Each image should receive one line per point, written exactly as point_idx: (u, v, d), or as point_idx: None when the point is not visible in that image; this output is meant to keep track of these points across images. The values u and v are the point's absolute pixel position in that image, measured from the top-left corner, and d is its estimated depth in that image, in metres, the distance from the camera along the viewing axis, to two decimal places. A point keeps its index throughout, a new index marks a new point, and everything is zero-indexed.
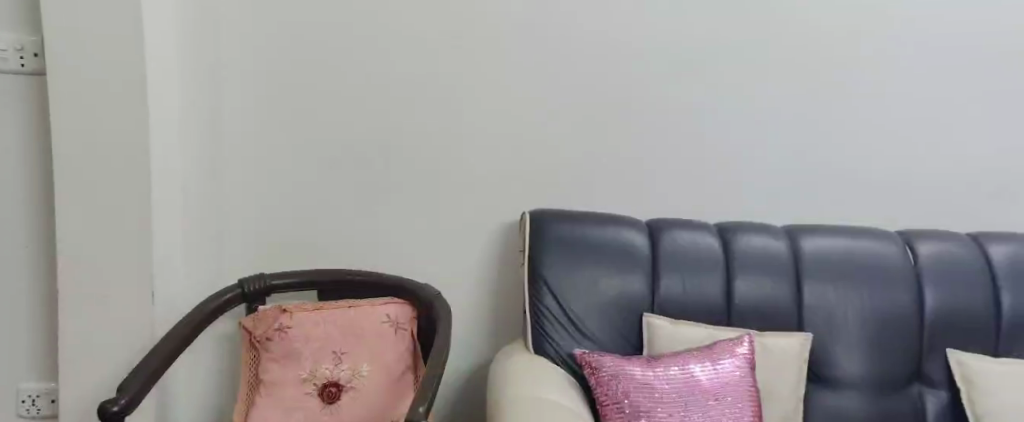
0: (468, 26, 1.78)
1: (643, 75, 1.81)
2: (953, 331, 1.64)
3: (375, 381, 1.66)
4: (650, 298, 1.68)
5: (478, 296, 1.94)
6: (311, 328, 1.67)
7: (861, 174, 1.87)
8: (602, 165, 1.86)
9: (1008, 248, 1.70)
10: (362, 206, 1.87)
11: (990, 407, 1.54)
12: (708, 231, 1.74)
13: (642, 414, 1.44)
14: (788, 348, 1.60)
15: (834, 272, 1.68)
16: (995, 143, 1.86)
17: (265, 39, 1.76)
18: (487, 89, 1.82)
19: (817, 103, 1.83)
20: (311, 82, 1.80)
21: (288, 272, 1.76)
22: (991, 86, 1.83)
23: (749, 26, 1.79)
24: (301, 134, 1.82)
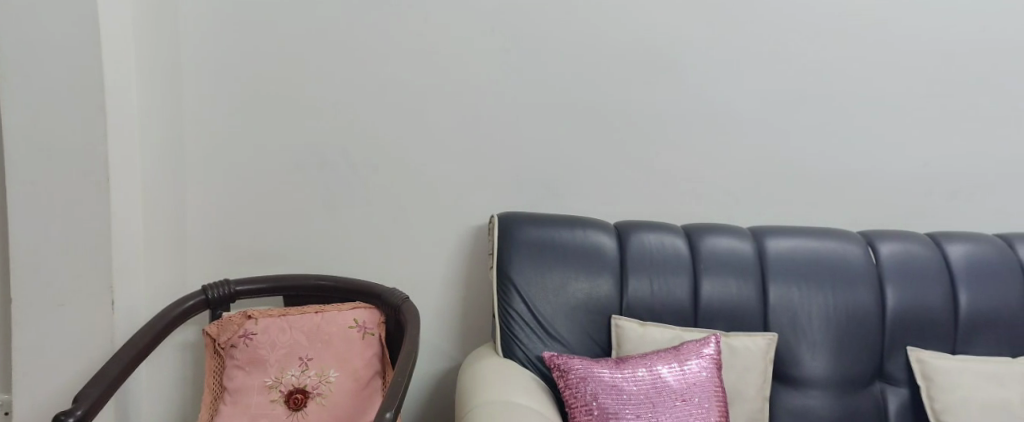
0: (436, 29, 1.78)
1: (611, 79, 1.83)
2: (913, 330, 1.67)
3: (343, 387, 1.65)
4: (618, 300, 1.69)
5: (447, 300, 1.93)
6: (277, 335, 1.66)
7: (825, 176, 1.90)
8: (570, 168, 1.87)
9: (966, 247, 1.73)
10: (329, 210, 1.85)
11: (948, 404, 1.58)
12: (675, 233, 1.75)
13: (610, 416, 1.44)
14: (753, 348, 1.62)
15: (798, 272, 1.70)
16: (954, 145, 1.90)
17: (230, 41, 1.74)
18: (455, 92, 1.81)
19: (780, 106, 1.85)
20: (277, 85, 1.78)
21: (253, 278, 1.73)
22: (948, 89, 1.87)
23: (715, 30, 1.81)
24: (267, 137, 1.80)
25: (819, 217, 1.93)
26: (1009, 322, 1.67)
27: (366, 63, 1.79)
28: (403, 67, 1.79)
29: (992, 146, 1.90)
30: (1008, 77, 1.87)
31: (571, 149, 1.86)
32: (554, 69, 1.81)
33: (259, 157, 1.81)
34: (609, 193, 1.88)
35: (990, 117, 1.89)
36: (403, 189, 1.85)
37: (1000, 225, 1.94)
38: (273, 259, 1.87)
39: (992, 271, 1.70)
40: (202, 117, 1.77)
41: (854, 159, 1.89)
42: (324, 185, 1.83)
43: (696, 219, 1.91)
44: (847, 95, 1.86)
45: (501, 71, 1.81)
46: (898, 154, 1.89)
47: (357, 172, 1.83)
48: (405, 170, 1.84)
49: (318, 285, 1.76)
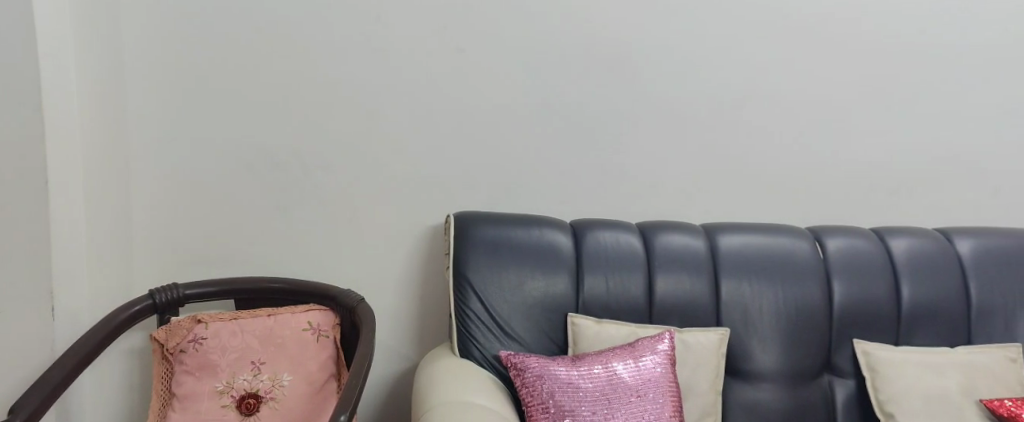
0: (387, 29, 1.77)
1: (563, 78, 1.83)
2: (859, 323, 1.72)
3: (296, 391, 1.62)
4: (574, 298, 1.70)
5: (403, 302, 1.92)
6: (228, 339, 1.63)
7: (774, 174, 1.94)
8: (525, 167, 1.87)
9: (909, 241, 1.78)
10: (282, 211, 1.82)
11: (889, 394, 1.62)
12: (630, 231, 1.77)
13: (566, 413, 1.45)
14: (706, 344, 1.65)
15: (748, 268, 1.73)
16: (896, 142, 1.95)
17: (175, 38, 1.70)
18: (408, 92, 1.80)
19: (728, 105, 1.89)
20: (225, 84, 1.75)
21: (203, 281, 1.70)
22: (890, 87, 1.92)
23: (664, 30, 1.83)
24: (215, 138, 1.76)
25: (769, 213, 1.97)
26: (949, 314, 1.72)
27: (317, 62, 1.76)
28: (354, 66, 1.78)
29: (932, 143, 1.96)
30: (946, 76, 1.92)
31: (525, 149, 1.86)
32: (506, 68, 1.82)
33: (209, 158, 1.77)
34: (563, 192, 1.90)
35: (930, 115, 1.94)
36: (356, 190, 1.84)
37: (941, 220, 2.00)
38: (224, 262, 1.84)
39: (932, 265, 1.75)
40: (146, 117, 1.73)
41: (802, 157, 1.94)
42: (275, 187, 1.81)
43: (649, 216, 1.94)
44: (794, 94, 1.90)
45: (454, 70, 1.80)
46: (843, 151, 1.94)
47: (309, 173, 1.81)
48: (358, 171, 1.83)
49: (271, 288, 1.73)
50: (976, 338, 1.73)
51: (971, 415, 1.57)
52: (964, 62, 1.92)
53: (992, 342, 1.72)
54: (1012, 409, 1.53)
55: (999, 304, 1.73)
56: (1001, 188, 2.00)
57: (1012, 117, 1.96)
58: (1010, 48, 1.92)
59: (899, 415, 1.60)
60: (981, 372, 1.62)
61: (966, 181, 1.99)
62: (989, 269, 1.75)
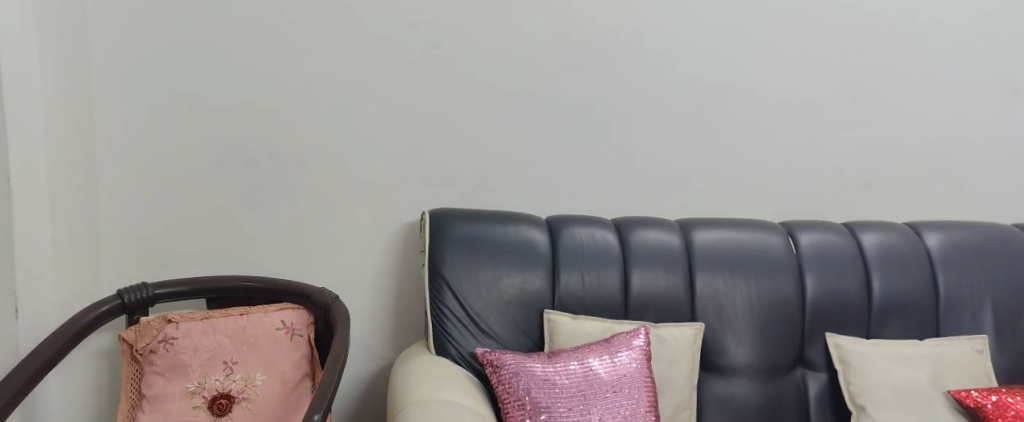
0: (360, 24, 1.75)
1: (538, 74, 1.83)
2: (831, 316, 1.74)
3: (270, 391, 1.61)
4: (550, 294, 1.70)
5: (377, 299, 1.91)
6: (200, 339, 1.61)
7: (747, 169, 1.96)
8: (500, 163, 1.87)
9: (879, 235, 1.80)
10: (253, 209, 1.80)
11: (861, 386, 1.64)
12: (605, 227, 1.78)
13: (543, 410, 1.45)
14: (681, 338, 1.66)
15: (723, 263, 1.74)
16: (867, 137, 1.97)
17: (142, 34, 1.67)
18: (381, 88, 1.79)
19: (701, 101, 1.90)
20: (194, 81, 1.72)
21: (173, 281, 1.67)
22: (861, 83, 1.94)
23: (637, 26, 1.84)
24: (185, 136, 1.74)
25: (742, 209, 1.98)
26: (918, 306, 1.75)
27: (288, 58, 1.74)
28: (327, 62, 1.76)
29: (902, 138, 1.98)
30: (915, 71, 1.95)
31: (499, 145, 1.86)
32: (480, 64, 1.81)
33: (178, 154, 1.74)
34: (539, 188, 1.90)
35: (900, 109, 1.97)
36: (329, 187, 1.82)
37: (910, 214, 2.03)
38: (194, 261, 1.81)
39: (902, 258, 1.77)
40: (113, 114, 1.70)
41: (775, 153, 1.95)
42: (246, 184, 1.79)
43: (624, 212, 1.94)
44: (766, 90, 1.91)
45: (428, 65, 1.79)
46: (815, 147, 1.96)
47: (281, 171, 1.79)
48: (332, 167, 1.81)
49: (244, 287, 1.71)
50: (945, 330, 1.75)
51: (938, 406, 1.60)
52: (933, 58, 1.95)
53: (960, 333, 1.74)
54: (978, 400, 1.56)
55: (966, 296, 1.76)
56: (968, 182, 2.03)
57: (979, 111, 1.99)
58: (978, 44, 1.95)
59: (870, 406, 1.62)
60: (949, 364, 1.65)
61: (934, 175, 2.02)
62: (956, 262, 1.78)
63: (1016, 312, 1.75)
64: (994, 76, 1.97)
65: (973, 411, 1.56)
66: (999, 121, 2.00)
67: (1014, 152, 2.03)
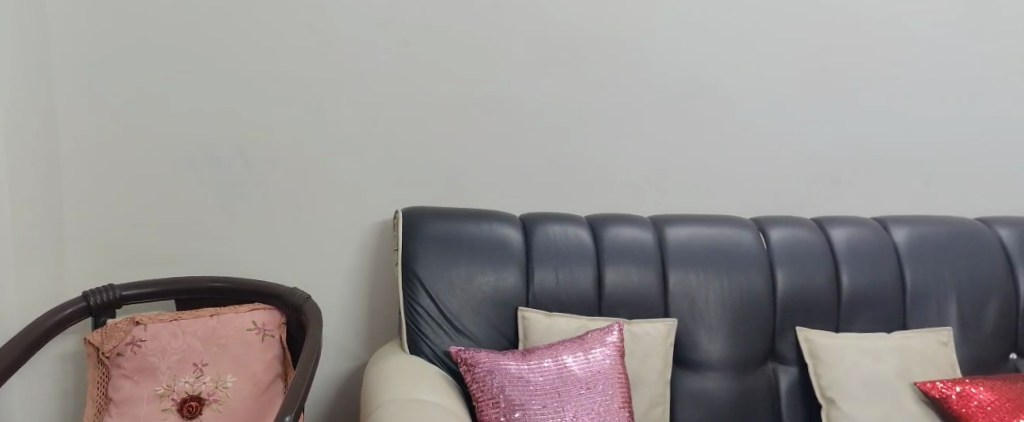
0: (330, 23, 1.74)
1: (510, 72, 1.83)
2: (801, 311, 1.75)
3: (240, 393, 1.59)
4: (523, 291, 1.70)
5: (350, 298, 1.89)
6: (169, 341, 1.58)
7: (718, 166, 1.97)
8: (473, 162, 1.86)
9: (848, 230, 1.83)
10: (223, 209, 1.78)
11: (831, 381, 1.66)
12: (578, 224, 1.78)
13: (517, 407, 1.45)
14: (654, 335, 1.67)
15: (695, 259, 1.75)
16: (834, 133, 2.00)
17: (104, 35, 1.65)
18: (352, 87, 1.78)
19: (671, 99, 1.91)
20: (159, 81, 1.70)
21: (140, 282, 1.65)
22: (827, 80, 1.96)
23: (607, 25, 1.84)
24: (150, 135, 1.71)
25: (714, 205, 2.00)
26: (885, 300, 1.77)
27: (257, 57, 1.72)
28: (296, 61, 1.74)
29: (869, 135, 2.01)
30: (880, 70, 1.97)
31: (471, 143, 1.85)
32: (452, 62, 1.80)
33: (146, 154, 1.72)
34: (510, 186, 1.90)
35: (866, 107, 1.99)
36: (299, 187, 1.80)
37: (878, 209, 2.06)
38: (163, 262, 1.79)
39: (870, 252, 1.80)
40: (77, 117, 1.67)
41: (746, 149, 1.97)
42: (214, 185, 1.77)
43: (596, 210, 1.95)
44: (737, 88, 1.93)
45: (399, 64, 1.78)
46: (785, 144, 1.98)
47: (250, 170, 1.77)
48: (301, 166, 1.80)
49: (213, 287, 1.69)
50: (911, 323, 1.78)
51: (905, 397, 1.62)
52: (899, 56, 1.97)
53: (926, 326, 1.77)
54: (943, 391, 1.59)
55: (933, 289, 1.78)
56: (934, 178, 2.06)
57: (944, 112, 2.03)
58: (944, 43, 1.98)
59: (840, 399, 1.63)
60: (915, 356, 1.68)
61: (901, 171, 2.05)
62: (923, 256, 1.80)
63: (979, 305, 1.78)
64: (957, 73, 2.01)
65: (938, 402, 1.59)
66: (964, 119, 2.04)
67: (978, 149, 2.06)
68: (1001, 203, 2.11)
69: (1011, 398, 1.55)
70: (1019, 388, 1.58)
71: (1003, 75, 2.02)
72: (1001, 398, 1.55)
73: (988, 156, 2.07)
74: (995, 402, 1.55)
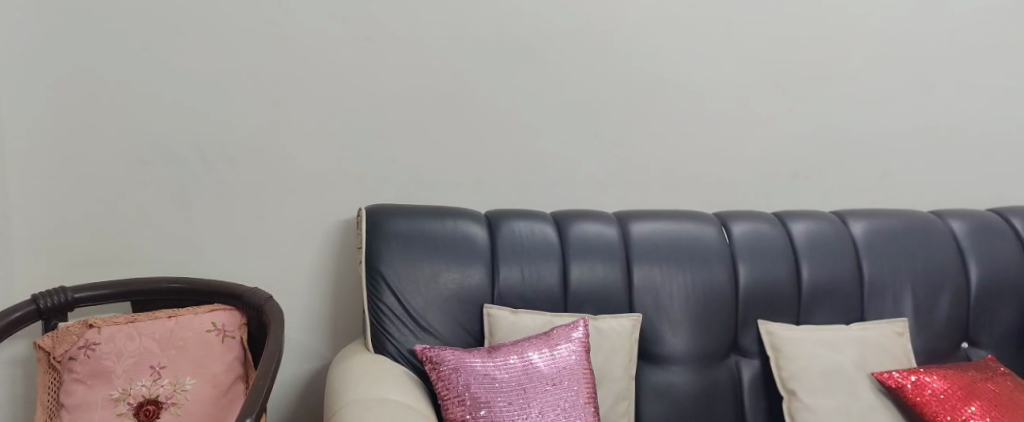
0: (291, 18, 1.71)
1: (473, 69, 1.82)
2: (763, 304, 1.78)
3: (200, 395, 1.56)
4: (489, 288, 1.69)
5: (312, 297, 1.86)
6: (124, 343, 1.54)
7: (681, 162, 1.99)
8: (436, 158, 1.85)
9: (808, 224, 1.85)
10: (181, 208, 1.75)
11: (792, 372, 1.68)
12: (544, 220, 1.78)
13: (482, 405, 1.44)
14: (619, 330, 1.67)
15: (659, 254, 1.76)
16: (795, 128, 2.02)
17: (54, 30, 1.61)
18: (313, 83, 1.75)
19: (636, 95, 1.92)
20: (111, 76, 1.66)
21: (94, 284, 1.60)
22: (788, 76, 1.99)
23: (573, 19, 1.84)
24: (102, 133, 1.68)
25: (676, 201, 2.01)
26: (844, 292, 1.80)
27: (214, 53, 1.69)
28: (254, 56, 1.71)
29: (828, 130, 2.04)
30: (839, 65, 2.01)
31: (435, 139, 1.84)
32: (416, 59, 1.79)
33: (102, 151, 1.68)
34: (475, 183, 1.89)
35: (826, 103, 2.02)
36: (259, 184, 1.77)
37: (836, 203, 2.09)
38: (119, 262, 1.75)
39: (829, 245, 1.83)
40: (25, 116, 1.63)
41: (708, 145, 1.99)
42: (171, 183, 1.73)
43: (561, 207, 1.95)
44: (700, 84, 1.94)
45: (361, 59, 1.76)
46: (747, 139, 2.00)
47: (208, 168, 1.74)
48: (260, 164, 1.76)
49: (171, 288, 1.65)
50: (868, 315, 1.81)
51: (864, 387, 1.65)
52: (859, 53, 2.01)
53: (883, 318, 1.80)
54: (899, 380, 1.62)
55: (889, 281, 1.82)
56: (890, 172, 2.11)
57: (900, 107, 2.07)
58: (899, 40, 2.02)
59: (801, 391, 1.66)
60: (873, 347, 1.71)
61: (859, 166, 2.08)
62: (880, 248, 1.84)
63: (933, 296, 1.82)
64: (913, 69, 2.05)
65: (894, 391, 1.62)
66: (918, 115, 2.08)
67: (932, 143, 2.11)
68: (955, 197, 2.16)
69: (961, 386, 1.59)
70: (968, 376, 1.62)
71: (955, 72, 2.07)
72: (953, 386, 1.59)
73: (942, 151, 2.12)
74: (948, 390, 1.59)
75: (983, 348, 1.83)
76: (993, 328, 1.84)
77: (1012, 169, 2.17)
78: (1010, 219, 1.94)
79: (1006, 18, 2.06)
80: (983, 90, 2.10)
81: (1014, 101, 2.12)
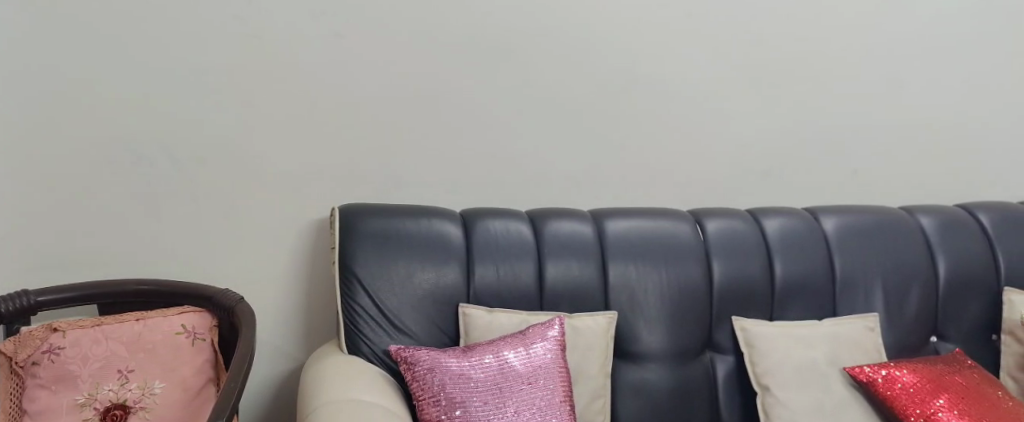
0: (260, 14, 1.68)
1: (447, 66, 1.81)
2: (737, 300, 1.78)
3: (169, 399, 1.53)
4: (464, 287, 1.68)
5: (285, 298, 1.84)
6: (90, 347, 1.51)
7: (656, 159, 1.99)
8: (410, 157, 1.84)
9: (781, 221, 1.87)
10: (149, 208, 1.71)
11: (767, 368, 1.69)
12: (519, 219, 1.77)
13: (458, 405, 1.43)
14: (595, 327, 1.67)
15: (634, 252, 1.76)
16: (768, 126, 2.04)
17: (16, 25, 1.57)
18: (284, 80, 1.73)
19: (610, 94, 1.92)
20: (76, 73, 1.62)
21: (59, 287, 1.57)
22: (761, 73, 2.00)
23: (548, 16, 1.84)
24: (66, 131, 1.64)
25: (651, 198, 2.02)
26: (817, 288, 1.82)
27: (183, 49, 1.66)
28: (224, 55, 1.68)
29: (800, 127, 2.06)
30: (812, 62, 2.02)
31: (409, 137, 1.82)
32: (388, 56, 1.77)
33: (67, 151, 1.65)
34: (450, 182, 1.88)
35: (799, 100, 2.04)
36: (230, 184, 1.75)
37: (809, 200, 2.11)
38: (85, 264, 1.71)
39: (802, 241, 1.84)
40: None
41: (682, 142, 2.00)
42: (138, 183, 1.70)
43: (536, 205, 1.95)
44: (674, 82, 1.95)
45: (333, 57, 1.74)
46: (720, 136, 2.01)
47: (177, 167, 1.71)
48: (231, 163, 1.74)
49: (138, 290, 1.62)
50: (840, 310, 1.83)
51: (835, 382, 1.67)
52: (831, 50, 2.03)
53: (854, 313, 1.82)
54: (870, 375, 1.63)
55: (860, 277, 1.84)
56: (860, 169, 2.13)
57: (870, 104, 2.09)
58: (870, 37, 2.04)
59: (774, 387, 1.67)
60: (845, 342, 1.73)
61: (831, 162, 2.10)
62: (852, 244, 1.85)
63: (904, 291, 1.84)
64: (883, 66, 2.07)
65: (865, 386, 1.64)
66: (888, 111, 2.11)
67: (901, 140, 2.13)
68: (924, 194, 2.18)
69: (930, 380, 1.61)
70: (937, 370, 1.65)
71: (923, 68, 2.10)
72: (922, 379, 1.61)
73: (911, 147, 2.14)
74: (917, 384, 1.60)
75: (950, 342, 1.86)
76: (961, 322, 1.86)
77: (979, 165, 2.20)
78: (977, 214, 1.97)
79: (973, 16, 2.09)
80: (951, 87, 2.13)
81: (980, 99, 2.15)
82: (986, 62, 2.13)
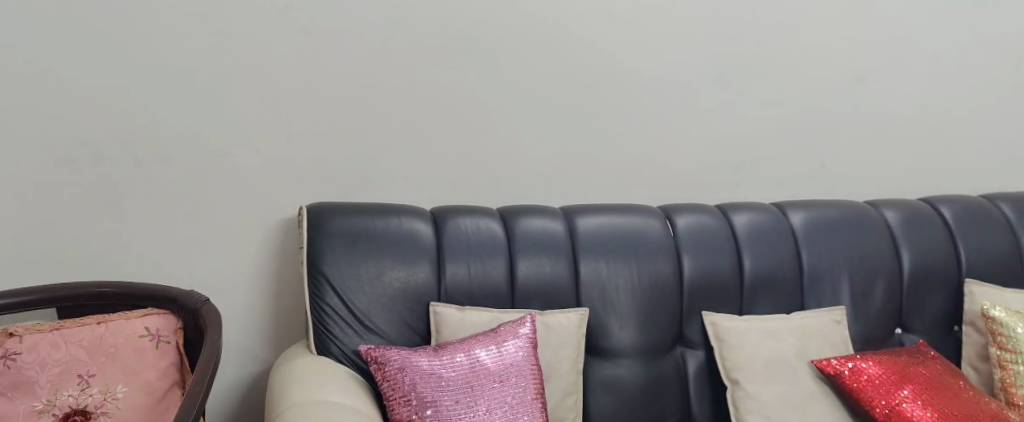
0: (224, 10, 1.65)
1: (416, 62, 1.79)
2: (707, 296, 1.79)
3: (132, 403, 1.49)
4: (435, 286, 1.66)
5: (252, 299, 1.81)
6: (49, 352, 1.47)
7: (626, 155, 2.00)
8: (379, 155, 1.82)
9: (749, 216, 1.88)
10: (110, 209, 1.67)
11: (736, 362, 1.70)
12: (490, 216, 1.76)
13: (429, 404, 1.42)
14: (567, 324, 1.67)
15: (605, 248, 1.76)
16: (736, 122, 2.05)
17: None
18: (250, 77, 1.70)
19: (580, 90, 1.92)
20: (31, 72, 1.57)
21: (15, 291, 1.52)
22: (729, 69, 2.01)
23: (516, 13, 1.83)
24: (19, 131, 1.59)
25: (621, 194, 2.02)
26: (785, 282, 1.84)
27: (144, 47, 1.62)
28: (187, 52, 1.65)
29: (768, 122, 2.08)
30: (779, 58, 2.04)
31: (377, 133, 1.80)
32: (356, 52, 1.75)
33: (22, 151, 1.60)
34: (419, 179, 1.86)
35: (766, 95, 2.06)
36: (193, 184, 1.71)
37: (777, 194, 2.13)
38: (45, 267, 1.67)
39: (770, 235, 1.86)
40: None
41: (652, 138, 2.00)
42: (97, 184, 1.65)
43: (507, 201, 1.94)
44: (643, 78, 1.96)
45: (299, 54, 1.71)
46: (689, 132, 2.02)
47: (139, 167, 1.67)
48: (195, 163, 1.70)
49: (99, 293, 1.58)
50: (808, 303, 1.85)
51: (803, 375, 1.68)
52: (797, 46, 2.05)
53: (822, 306, 1.85)
54: (837, 367, 1.65)
55: (827, 270, 1.86)
56: (827, 163, 2.15)
57: (835, 99, 2.11)
58: (836, 33, 2.07)
59: (743, 380, 1.68)
60: (813, 335, 1.75)
61: (798, 158, 2.13)
62: (819, 238, 1.88)
63: (869, 283, 1.87)
64: (848, 62, 2.10)
65: (833, 378, 1.65)
66: (853, 107, 2.13)
67: (866, 135, 2.16)
68: (889, 188, 2.22)
69: (895, 371, 1.63)
70: (902, 361, 1.67)
71: (887, 63, 2.13)
72: (888, 371, 1.63)
73: (875, 142, 2.18)
74: (882, 375, 1.62)
75: (915, 333, 1.89)
76: (925, 314, 1.90)
77: (941, 159, 2.24)
78: (939, 207, 2.00)
79: (935, 12, 2.12)
80: (913, 82, 2.16)
81: (942, 93, 2.19)
82: (948, 57, 2.16)
